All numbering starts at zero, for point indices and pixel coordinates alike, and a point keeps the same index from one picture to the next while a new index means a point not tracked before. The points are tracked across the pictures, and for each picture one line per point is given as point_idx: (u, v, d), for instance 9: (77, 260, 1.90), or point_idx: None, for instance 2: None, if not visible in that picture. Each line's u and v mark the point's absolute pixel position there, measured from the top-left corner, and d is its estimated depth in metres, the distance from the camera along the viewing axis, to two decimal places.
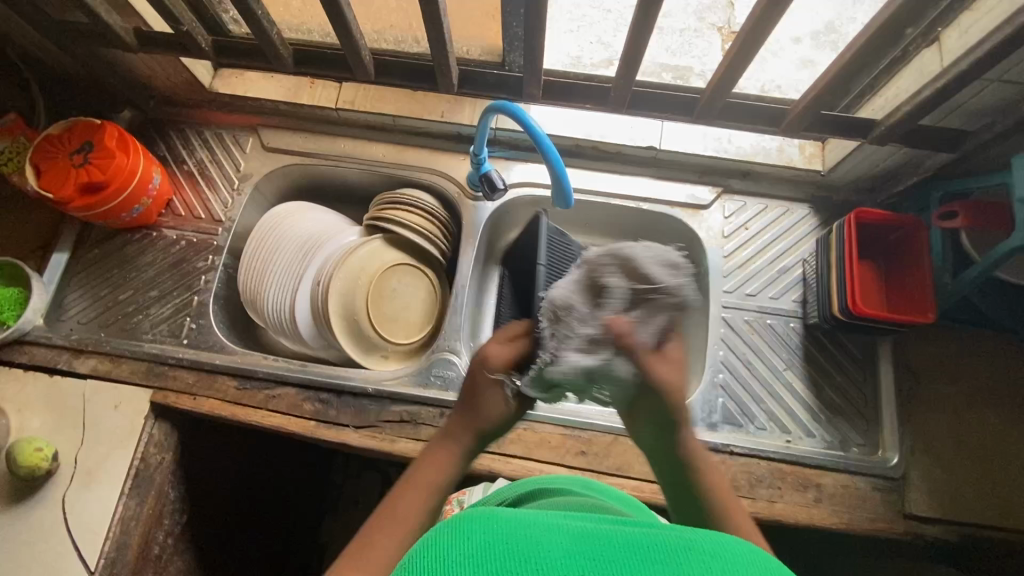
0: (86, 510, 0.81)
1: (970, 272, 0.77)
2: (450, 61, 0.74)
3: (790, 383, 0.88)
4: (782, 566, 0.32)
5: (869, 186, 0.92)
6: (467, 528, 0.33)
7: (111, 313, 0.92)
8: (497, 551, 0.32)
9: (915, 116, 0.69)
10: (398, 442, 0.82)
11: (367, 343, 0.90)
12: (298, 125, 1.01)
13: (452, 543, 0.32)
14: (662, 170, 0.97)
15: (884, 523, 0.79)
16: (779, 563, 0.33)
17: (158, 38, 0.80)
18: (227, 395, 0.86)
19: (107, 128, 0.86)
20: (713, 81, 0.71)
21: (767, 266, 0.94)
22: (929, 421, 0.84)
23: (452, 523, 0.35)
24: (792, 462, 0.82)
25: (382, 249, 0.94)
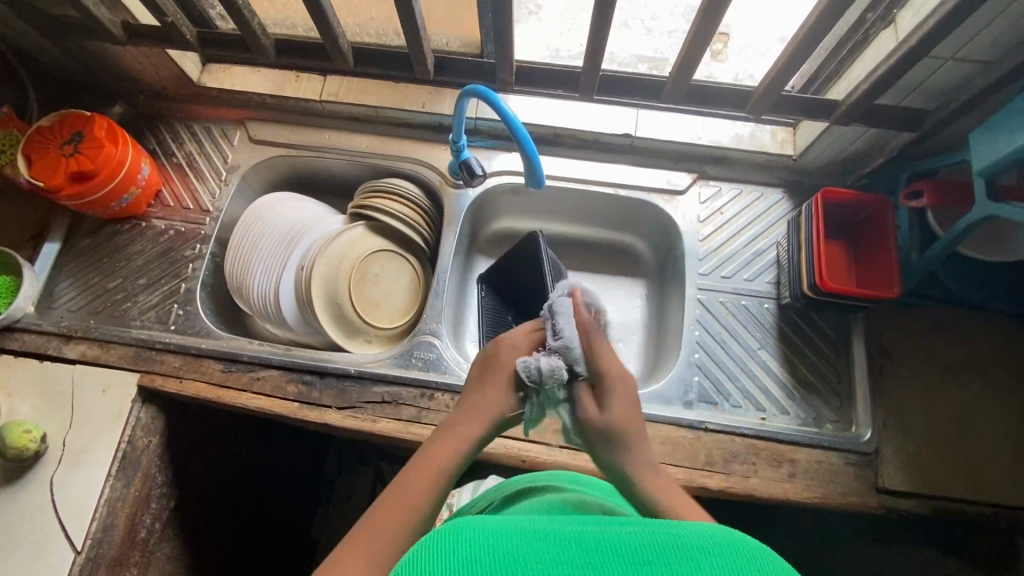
0: (73, 491, 0.83)
1: (934, 248, 0.79)
2: (425, 49, 0.77)
3: (764, 361, 0.89)
4: (736, 537, 0.37)
5: (839, 169, 0.94)
6: (459, 537, 0.37)
7: (100, 301, 0.94)
8: (489, 553, 0.35)
9: (873, 95, 0.71)
10: (379, 422, 0.83)
11: (349, 326, 0.92)
12: (285, 117, 1.03)
13: (447, 551, 0.36)
14: (638, 157, 1.00)
15: (857, 497, 0.80)
16: (734, 534, 0.37)
17: (145, 31, 0.82)
18: (213, 378, 0.88)
19: (97, 119, 0.89)
20: (679, 64, 0.73)
21: (741, 249, 0.96)
22: (902, 397, 0.85)
23: (446, 530, 0.38)
24: (766, 437, 0.83)
25: (366, 235, 0.96)
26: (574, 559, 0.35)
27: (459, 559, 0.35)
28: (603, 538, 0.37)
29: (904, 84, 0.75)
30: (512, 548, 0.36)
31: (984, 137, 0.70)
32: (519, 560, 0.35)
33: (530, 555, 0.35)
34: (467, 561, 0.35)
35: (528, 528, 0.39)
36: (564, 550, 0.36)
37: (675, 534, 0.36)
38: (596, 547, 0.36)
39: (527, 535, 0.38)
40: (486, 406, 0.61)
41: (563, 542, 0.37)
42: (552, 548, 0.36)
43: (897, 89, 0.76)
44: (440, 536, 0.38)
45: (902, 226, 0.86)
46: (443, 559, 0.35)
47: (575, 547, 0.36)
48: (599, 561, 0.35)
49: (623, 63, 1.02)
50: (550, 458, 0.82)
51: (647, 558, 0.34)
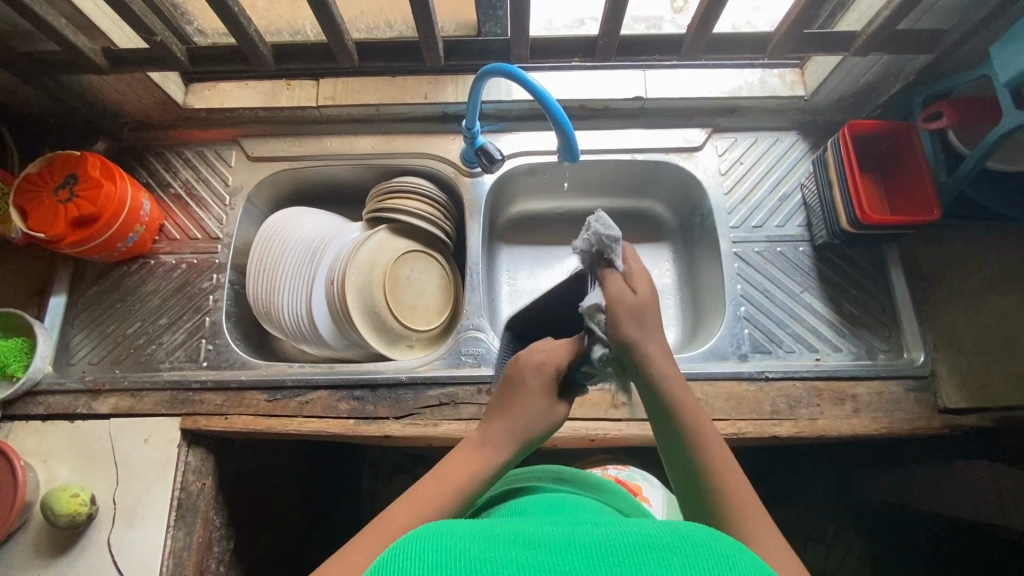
0: (135, 549, 0.79)
1: (964, 167, 0.79)
2: (436, 34, 0.73)
3: (809, 304, 0.90)
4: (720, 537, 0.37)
5: (850, 103, 0.94)
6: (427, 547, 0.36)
7: (122, 348, 0.90)
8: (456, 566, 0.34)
9: (894, 21, 0.71)
10: (442, 425, 0.81)
11: (390, 333, 0.89)
12: (281, 129, 0.99)
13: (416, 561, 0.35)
14: (650, 119, 0.98)
15: (922, 421, 0.82)
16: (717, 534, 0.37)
17: (130, 56, 0.77)
18: (259, 409, 0.84)
19: (88, 158, 0.83)
20: (699, 15, 0.71)
21: (767, 197, 0.95)
22: (947, 318, 0.86)
23: (411, 540, 0.37)
24: (825, 378, 0.84)
25: (389, 238, 0.93)
26: (543, 563, 0.34)
27: (432, 562, 0.34)
28: (574, 541, 0.36)
29: (921, 6, 0.74)
30: (483, 551, 0.35)
31: (1007, 50, 0.70)
32: (488, 564, 0.34)
33: (497, 561, 0.34)
34: (439, 565, 0.34)
35: (497, 532, 0.38)
36: (535, 553, 0.35)
37: (647, 535, 0.37)
38: (563, 550, 0.35)
39: (497, 539, 0.37)
40: (520, 414, 0.59)
41: (533, 545, 0.36)
42: (521, 551, 0.35)
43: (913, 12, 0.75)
44: (410, 540, 0.37)
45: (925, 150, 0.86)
46: (414, 562, 0.35)
47: (546, 549, 0.35)
48: (567, 566, 0.34)
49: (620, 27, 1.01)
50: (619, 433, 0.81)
51: (618, 560, 0.34)
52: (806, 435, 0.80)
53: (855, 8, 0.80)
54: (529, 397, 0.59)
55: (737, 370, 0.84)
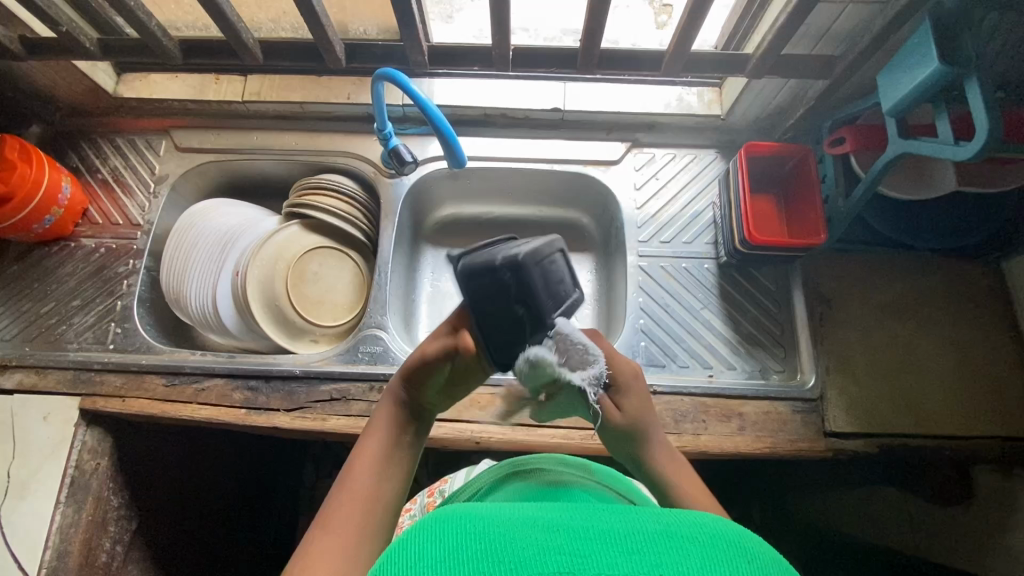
0: (21, 523, 0.81)
1: (857, 191, 0.80)
2: (331, 35, 0.76)
3: (708, 321, 0.90)
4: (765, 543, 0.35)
5: (766, 124, 0.95)
6: (445, 530, 0.36)
7: (34, 327, 0.92)
8: (471, 551, 0.34)
9: (777, 45, 0.73)
10: (329, 420, 0.83)
11: (293, 326, 0.92)
12: (210, 122, 1.01)
13: (428, 543, 0.35)
14: (571, 130, 1.00)
15: (806, 443, 0.82)
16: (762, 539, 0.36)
17: (43, 44, 0.80)
18: (156, 393, 0.86)
19: (6, 141, 0.86)
20: (587, 31, 0.73)
21: (678, 213, 0.96)
22: (843, 342, 0.87)
23: (427, 524, 0.38)
24: (713, 394, 0.84)
25: (301, 234, 0.95)
26: (560, 547, 0.34)
27: (447, 548, 0.35)
28: (595, 526, 0.36)
29: (812, 32, 0.75)
30: (505, 535, 0.35)
31: (888, 78, 0.70)
32: (506, 548, 0.34)
33: (516, 543, 0.34)
34: (455, 549, 0.34)
35: (516, 515, 0.38)
36: (552, 536, 0.35)
37: (668, 524, 0.36)
38: (583, 536, 0.35)
39: (515, 521, 0.37)
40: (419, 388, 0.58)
41: (552, 529, 0.36)
42: (541, 535, 0.35)
43: (807, 37, 0.76)
44: (429, 524, 0.38)
45: (827, 174, 0.86)
46: (432, 546, 0.35)
47: (565, 535, 0.35)
48: (585, 551, 0.34)
49: (548, 39, 1.03)
50: (504, 438, 0.82)
51: (638, 547, 0.34)
52: (688, 449, 0.80)
53: (757, 31, 0.81)
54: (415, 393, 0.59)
55: None
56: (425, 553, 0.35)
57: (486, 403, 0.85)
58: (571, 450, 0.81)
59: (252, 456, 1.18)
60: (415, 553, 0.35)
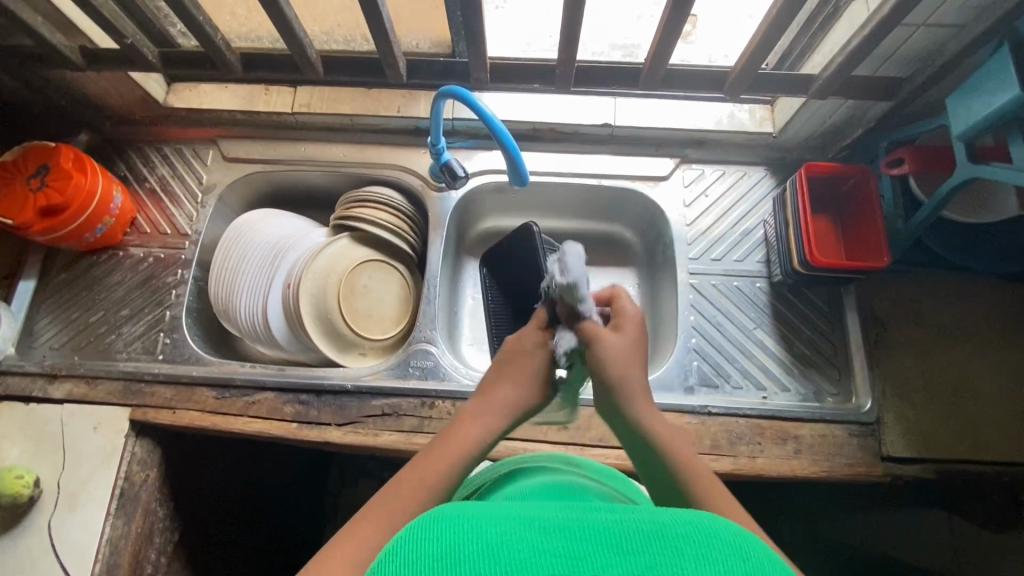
0: (72, 535, 0.80)
1: (920, 214, 0.79)
2: (395, 50, 0.76)
3: (761, 340, 0.90)
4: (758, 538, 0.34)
5: (818, 143, 0.95)
6: (438, 529, 0.34)
7: (83, 336, 0.92)
8: (467, 553, 0.32)
9: (847, 67, 0.72)
10: (380, 436, 0.82)
11: (343, 340, 0.92)
12: (257, 133, 1.01)
13: (421, 547, 0.33)
14: (620, 145, 0.99)
15: (864, 467, 0.80)
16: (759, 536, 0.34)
17: (104, 55, 0.80)
18: (207, 405, 0.86)
19: (63, 150, 0.86)
20: (652, 51, 0.73)
21: (729, 231, 0.96)
22: (899, 364, 0.85)
23: (418, 523, 0.35)
24: (768, 416, 0.83)
25: (350, 246, 0.95)
26: (557, 548, 0.32)
27: (438, 550, 0.32)
28: (590, 522, 0.34)
29: (878, 54, 0.75)
30: (500, 534, 0.33)
31: (961, 100, 0.69)
32: (500, 549, 0.32)
33: (511, 544, 0.32)
34: (449, 551, 0.32)
35: (511, 512, 0.36)
36: (548, 535, 0.33)
37: (664, 521, 0.34)
38: (579, 533, 0.33)
39: (510, 518, 0.35)
40: (525, 378, 0.61)
41: (547, 528, 0.34)
42: (536, 535, 0.33)
43: (874, 58, 0.76)
44: (420, 521, 0.35)
45: (886, 195, 0.85)
46: (425, 548, 0.33)
47: (560, 535, 0.33)
48: (582, 552, 0.32)
49: (597, 53, 1.01)
50: None
51: (637, 548, 0.32)
52: (744, 472, 0.79)
53: (820, 50, 0.80)
54: (522, 369, 0.61)
55: (680, 402, 0.84)
56: (418, 554, 0.32)
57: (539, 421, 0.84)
58: (624, 470, 0.80)
59: (287, 466, 1.18)
60: (408, 556, 0.32)
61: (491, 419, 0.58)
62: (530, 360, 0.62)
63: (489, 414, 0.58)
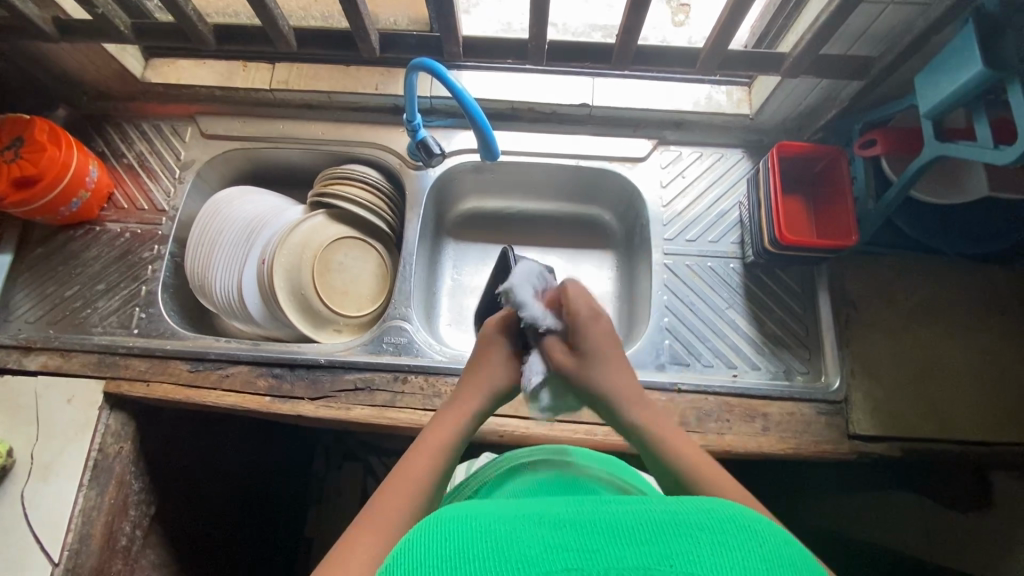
0: (45, 505, 0.81)
1: (889, 194, 0.80)
2: (367, 25, 0.76)
3: (733, 320, 0.90)
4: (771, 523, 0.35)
5: (795, 125, 0.95)
6: (446, 534, 0.34)
7: (57, 310, 0.92)
8: (480, 553, 0.32)
9: (816, 44, 0.72)
10: (352, 410, 0.83)
11: (318, 315, 0.92)
12: (236, 110, 1.01)
13: (432, 550, 0.33)
14: (598, 126, 0.99)
15: (829, 445, 0.81)
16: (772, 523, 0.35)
17: (76, 26, 0.80)
18: (181, 378, 0.86)
19: (37, 123, 0.86)
20: (623, 28, 0.74)
21: (704, 211, 0.96)
22: (868, 344, 0.86)
23: (429, 530, 0.35)
24: (737, 394, 0.84)
25: (326, 223, 0.95)
26: (569, 542, 0.32)
27: (451, 551, 0.33)
28: (602, 517, 0.34)
29: (849, 33, 0.75)
30: (508, 535, 0.34)
31: (928, 78, 0.70)
32: (511, 546, 0.32)
33: (521, 543, 0.33)
34: (460, 550, 0.33)
35: (523, 513, 0.36)
36: (560, 532, 0.33)
37: (675, 512, 0.35)
38: (589, 528, 0.33)
39: (520, 518, 0.35)
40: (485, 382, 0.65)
41: (558, 525, 0.34)
42: (547, 532, 0.33)
43: (844, 37, 0.76)
44: (433, 525, 0.36)
45: (858, 176, 0.86)
46: (437, 551, 0.33)
47: (571, 529, 0.33)
48: (595, 545, 0.32)
49: (576, 33, 1.00)
50: (526, 431, 0.82)
51: (648, 538, 0.32)
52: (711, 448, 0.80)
53: (793, 30, 0.80)
54: (487, 366, 0.66)
55: (651, 379, 0.85)
56: (430, 555, 0.33)
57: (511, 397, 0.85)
58: (596, 446, 0.81)
59: (268, 445, 1.18)
60: (422, 556, 0.33)
61: (468, 408, 0.63)
62: (497, 351, 0.67)
63: (461, 406, 0.63)
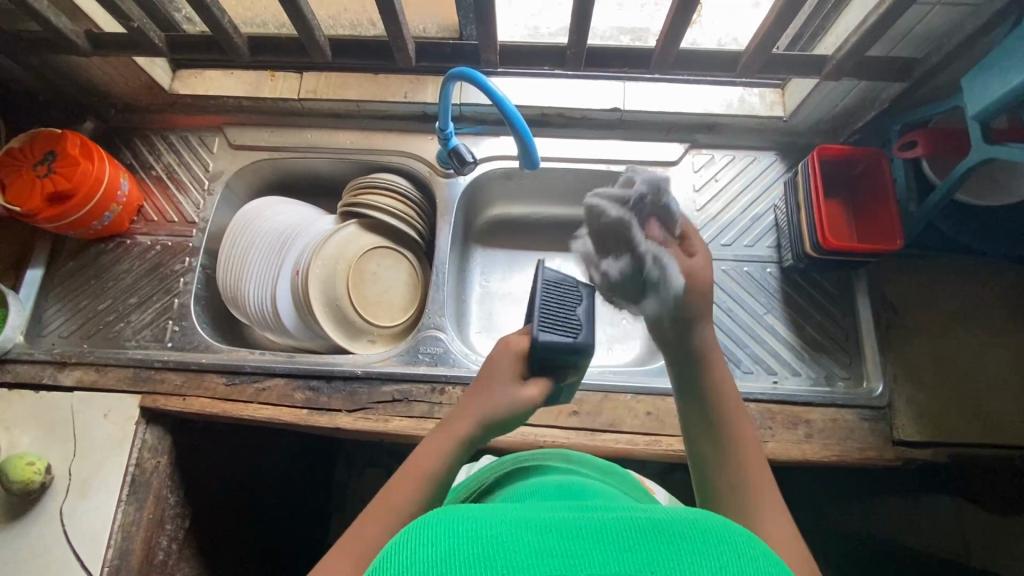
0: (85, 521, 0.80)
1: (933, 197, 0.79)
2: (404, 34, 0.76)
3: (771, 326, 0.89)
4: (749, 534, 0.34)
5: (829, 127, 0.94)
6: (429, 532, 0.33)
7: (90, 324, 0.92)
8: (461, 556, 0.31)
9: (861, 47, 0.71)
10: (390, 422, 0.82)
11: (352, 327, 0.91)
12: (264, 120, 1.01)
13: (412, 550, 0.31)
14: (629, 131, 0.98)
15: (874, 452, 0.80)
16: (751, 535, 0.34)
17: (112, 40, 0.80)
18: (216, 392, 0.86)
19: (70, 136, 0.85)
20: (664, 31, 0.73)
21: (739, 216, 0.95)
22: (910, 348, 0.85)
23: (411, 528, 0.34)
24: (779, 401, 0.83)
25: (358, 233, 0.94)
26: (552, 548, 0.31)
27: (433, 551, 0.31)
28: (583, 524, 0.33)
29: (892, 35, 0.74)
30: (492, 536, 0.32)
31: (976, 79, 0.69)
32: (494, 550, 0.31)
33: (504, 546, 0.31)
34: (442, 551, 0.31)
35: (504, 514, 0.35)
36: (542, 538, 0.32)
37: (656, 519, 0.34)
38: (571, 535, 0.32)
39: (501, 519, 0.34)
40: (489, 397, 0.55)
41: (539, 529, 0.33)
42: (529, 536, 0.32)
43: (888, 38, 0.75)
44: (412, 526, 0.34)
45: (898, 179, 0.85)
46: (419, 551, 0.31)
47: (554, 535, 0.32)
48: (579, 552, 0.31)
49: (605, 37, 0.99)
50: (567, 441, 0.81)
51: (631, 547, 0.31)
52: None
53: (833, 31, 0.79)
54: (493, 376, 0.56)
55: None
56: (411, 556, 0.31)
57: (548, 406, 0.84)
58: (637, 456, 0.80)
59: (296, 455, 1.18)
60: (404, 559, 0.31)
61: (460, 433, 0.54)
62: (511, 353, 0.56)
63: (460, 425, 0.54)
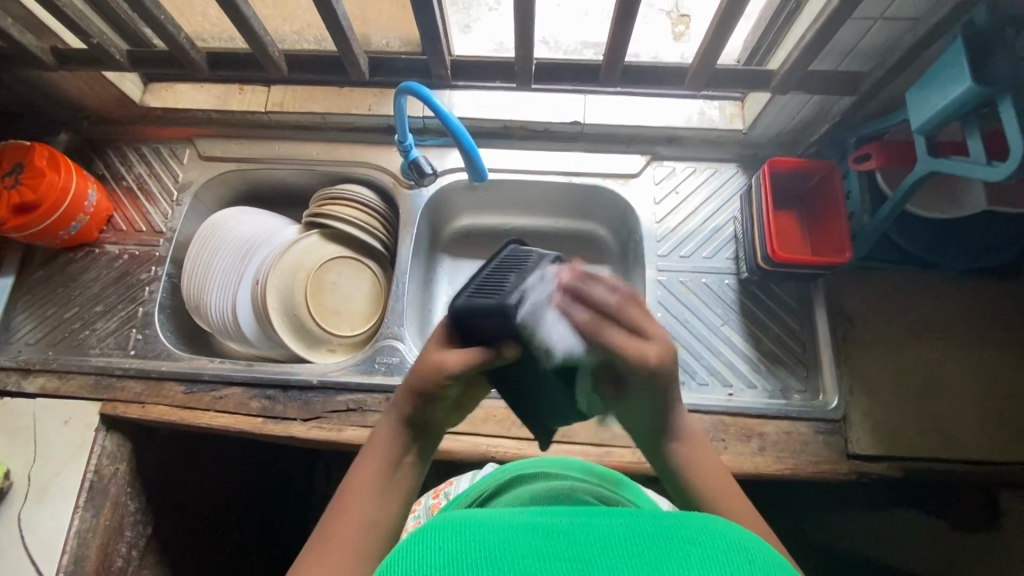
0: (41, 526, 0.81)
1: (885, 209, 0.78)
2: (355, 50, 0.77)
3: (728, 337, 0.89)
4: (767, 543, 0.34)
5: (788, 139, 0.95)
6: (438, 534, 0.34)
7: (57, 331, 0.94)
8: (470, 558, 0.32)
9: (804, 61, 0.72)
10: (344, 431, 0.83)
11: (312, 336, 0.92)
12: (232, 132, 1.02)
13: (420, 551, 0.33)
14: (590, 143, 0.99)
15: (828, 465, 0.79)
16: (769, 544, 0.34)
17: (76, 56, 0.82)
18: (175, 400, 0.87)
19: (37, 148, 0.87)
20: (610, 44, 0.74)
21: (698, 227, 0.96)
22: (867, 361, 0.85)
23: (422, 531, 0.35)
24: (733, 413, 0.82)
25: (320, 244, 0.96)
26: (561, 553, 0.32)
27: (443, 554, 0.32)
28: (596, 532, 0.34)
29: (837, 50, 0.75)
30: (503, 540, 0.34)
31: (919, 93, 0.69)
32: (504, 554, 0.32)
33: (514, 551, 0.33)
34: (453, 553, 0.32)
35: (517, 522, 0.36)
36: (553, 543, 0.33)
37: (665, 525, 0.34)
38: (582, 541, 0.34)
39: (514, 526, 0.35)
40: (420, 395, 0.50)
41: (550, 536, 0.34)
42: (540, 542, 0.34)
43: (834, 52, 0.76)
44: (425, 528, 0.35)
45: (852, 191, 0.85)
46: (429, 552, 0.33)
47: (564, 542, 0.33)
48: (590, 558, 0.32)
49: (568, 51, 1.01)
50: (519, 452, 0.81)
51: (639, 551, 0.32)
52: None
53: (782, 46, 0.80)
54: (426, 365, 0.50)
55: None
56: (423, 557, 0.32)
57: (502, 417, 0.84)
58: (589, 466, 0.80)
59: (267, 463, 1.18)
60: (411, 560, 0.32)
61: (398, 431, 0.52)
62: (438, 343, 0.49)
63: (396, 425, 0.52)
